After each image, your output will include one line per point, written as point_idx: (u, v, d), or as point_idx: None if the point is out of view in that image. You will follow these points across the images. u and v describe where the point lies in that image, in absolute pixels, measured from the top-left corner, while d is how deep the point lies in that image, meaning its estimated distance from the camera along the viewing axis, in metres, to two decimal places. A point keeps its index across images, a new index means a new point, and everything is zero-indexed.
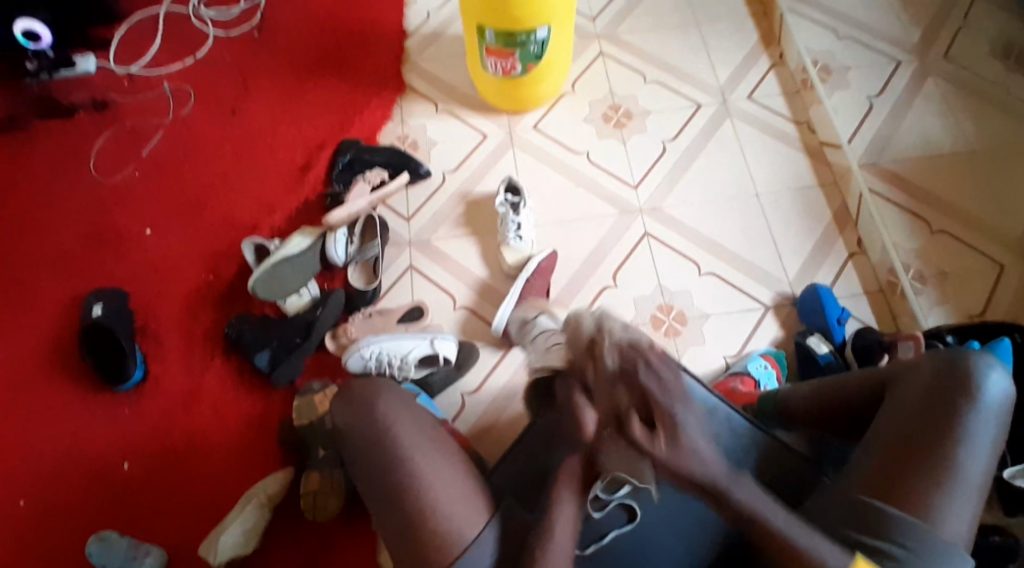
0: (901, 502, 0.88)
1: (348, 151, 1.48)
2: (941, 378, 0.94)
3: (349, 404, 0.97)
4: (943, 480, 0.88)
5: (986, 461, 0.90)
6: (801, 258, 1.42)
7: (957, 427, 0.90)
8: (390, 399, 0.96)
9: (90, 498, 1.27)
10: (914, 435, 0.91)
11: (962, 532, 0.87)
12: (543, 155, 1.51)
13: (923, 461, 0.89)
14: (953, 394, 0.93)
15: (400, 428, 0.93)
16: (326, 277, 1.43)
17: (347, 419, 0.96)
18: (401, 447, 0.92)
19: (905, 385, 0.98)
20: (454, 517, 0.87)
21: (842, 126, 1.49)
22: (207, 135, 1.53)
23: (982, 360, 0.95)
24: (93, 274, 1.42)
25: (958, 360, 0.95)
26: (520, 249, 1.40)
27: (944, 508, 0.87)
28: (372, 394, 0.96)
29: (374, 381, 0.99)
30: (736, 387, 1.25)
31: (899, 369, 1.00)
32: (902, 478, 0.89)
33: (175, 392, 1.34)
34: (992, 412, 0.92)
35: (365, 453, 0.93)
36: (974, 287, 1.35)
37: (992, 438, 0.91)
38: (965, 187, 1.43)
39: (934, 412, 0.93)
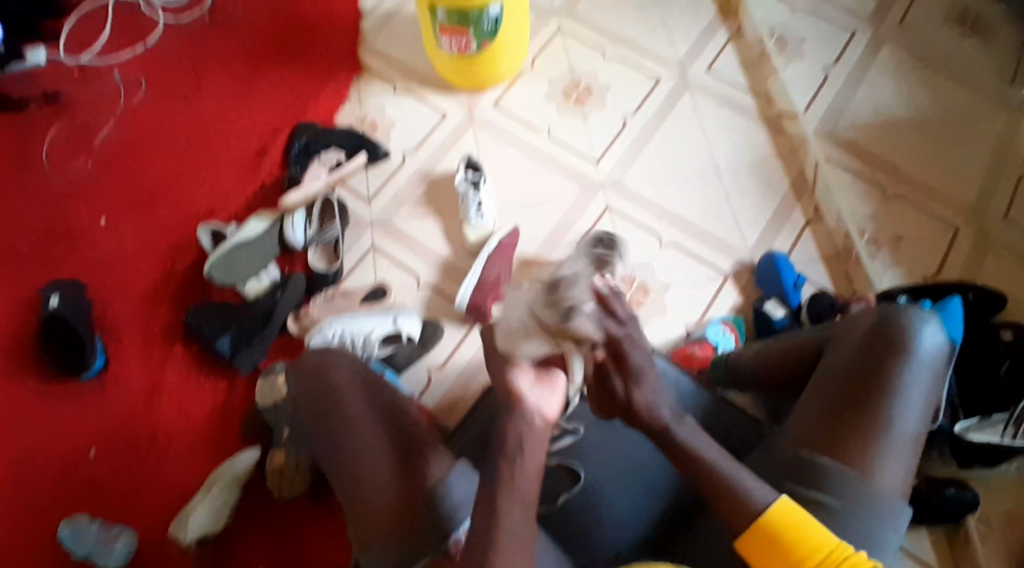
0: (832, 453, 0.90)
1: (304, 134, 1.47)
2: (877, 334, 0.96)
3: (303, 375, 1.03)
4: (872, 428, 0.90)
5: (920, 415, 0.91)
6: (758, 229, 1.44)
7: (889, 379, 0.92)
8: (339, 367, 1.03)
9: (57, 489, 1.27)
10: (846, 388, 0.94)
11: (897, 483, 0.89)
12: (502, 134, 1.51)
13: (853, 412, 0.91)
14: (888, 350, 0.94)
15: (348, 393, 1.00)
16: (287, 260, 1.42)
17: (299, 391, 1.03)
18: (347, 415, 0.98)
19: (842, 341, 1.00)
20: (402, 474, 0.91)
21: (798, 96, 1.52)
22: (163, 122, 1.52)
23: (915, 313, 0.96)
24: (50, 268, 1.41)
25: (894, 317, 0.97)
26: (482, 226, 1.41)
27: (874, 457, 0.88)
28: (321, 365, 1.03)
29: (325, 353, 1.06)
30: (693, 352, 1.30)
31: (838, 328, 1.03)
32: (837, 430, 0.91)
33: (137, 380, 1.34)
34: (927, 365, 0.93)
35: (315, 421, 0.99)
36: (927, 250, 1.38)
37: (928, 391, 0.93)
38: (919, 153, 1.45)
39: (870, 366, 0.94)
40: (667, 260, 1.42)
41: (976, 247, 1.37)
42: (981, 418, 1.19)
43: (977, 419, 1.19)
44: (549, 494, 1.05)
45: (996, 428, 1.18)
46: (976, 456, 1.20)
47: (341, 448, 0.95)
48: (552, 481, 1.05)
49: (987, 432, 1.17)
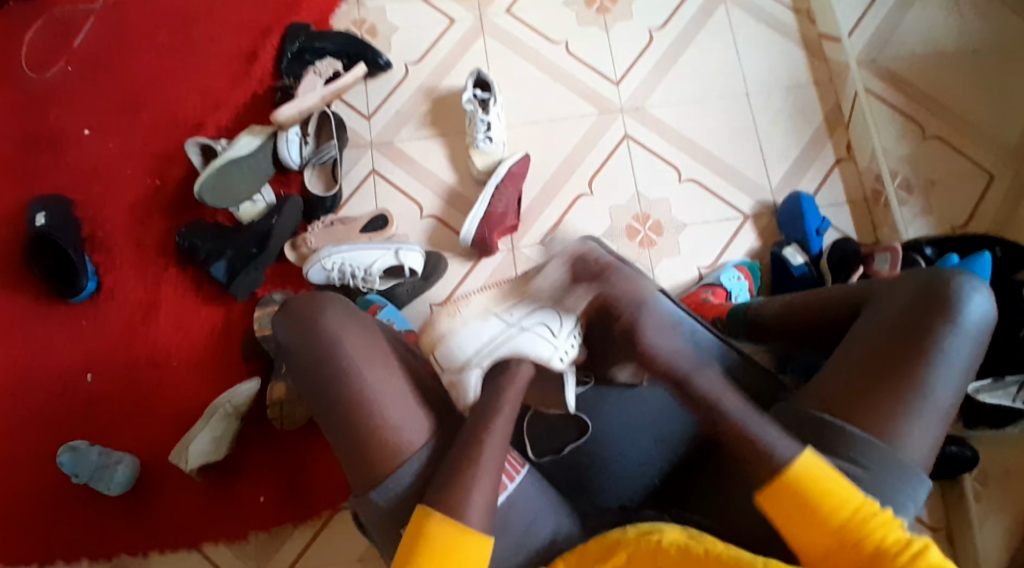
0: (858, 420, 0.84)
1: (297, 38, 1.34)
2: (921, 297, 0.88)
3: (288, 322, 0.88)
4: (906, 398, 0.83)
5: (956, 387, 0.84)
6: (785, 165, 1.35)
7: (929, 345, 0.85)
8: (334, 313, 0.87)
9: (54, 410, 1.25)
10: (880, 352, 0.86)
11: (922, 453, 0.83)
12: (515, 46, 1.38)
13: (886, 380, 0.84)
14: (931, 314, 0.86)
15: (352, 344, 0.86)
16: (282, 181, 1.34)
17: (286, 336, 0.88)
18: (350, 368, 0.84)
19: (880, 299, 0.92)
20: (407, 433, 0.82)
21: (843, 16, 1.37)
22: (144, 20, 1.38)
23: (964, 275, 0.88)
24: (33, 180, 1.32)
25: (942, 279, 0.88)
26: (490, 152, 1.30)
27: (903, 427, 0.83)
28: (313, 309, 0.87)
29: (317, 295, 0.90)
30: (707, 298, 1.24)
31: (876, 284, 0.94)
32: (867, 395, 0.84)
33: (131, 306, 1.29)
34: (971, 333, 0.86)
35: (313, 374, 0.85)
36: (960, 197, 1.30)
37: (967, 359, 0.86)
38: (965, 90, 1.34)
39: (912, 329, 0.86)
40: (689, 195, 1.34)
41: (1012, 197, 1.28)
42: (994, 379, 1.15)
43: (989, 380, 1.15)
44: (554, 441, 0.96)
45: (1008, 391, 1.14)
46: (983, 420, 1.17)
47: (343, 408, 0.83)
48: (559, 429, 0.96)
49: (998, 395, 1.14)
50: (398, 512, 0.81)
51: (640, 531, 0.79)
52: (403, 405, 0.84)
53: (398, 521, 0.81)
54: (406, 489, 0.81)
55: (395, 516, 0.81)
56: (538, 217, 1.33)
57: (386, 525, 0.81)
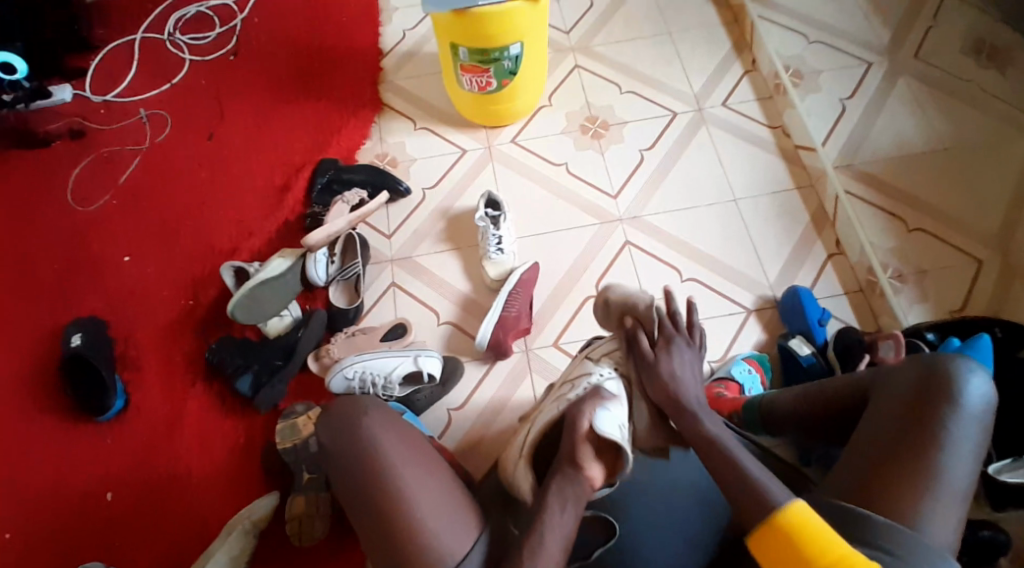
0: (881, 507, 0.86)
1: (326, 171, 1.48)
2: (924, 385, 0.92)
3: (331, 427, 0.91)
4: (925, 482, 0.86)
5: (972, 467, 0.87)
6: (781, 262, 1.43)
7: (936, 428, 0.88)
8: (376, 417, 0.91)
9: (73, 529, 1.24)
10: (893, 439, 0.90)
11: (947, 538, 0.84)
12: (522, 168, 1.51)
13: (902, 463, 0.87)
14: (936, 400, 0.90)
15: (392, 446, 0.88)
16: (308, 297, 1.42)
17: (327, 438, 0.91)
18: (391, 469, 0.86)
19: (888, 388, 0.96)
20: (450, 538, 0.84)
21: (815, 129, 1.52)
22: (185, 159, 1.53)
23: (961, 361, 0.93)
24: (70, 305, 1.40)
25: (939, 366, 0.93)
26: (502, 262, 1.39)
27: (927, 510, 0.85)
28: (356, 413, 0.91)
29: (355, 398, 0.94)
30: (721, 393, 1.26)
31: (882, 371, 0.99)
32: (887, 484, 0.87)
33: (158, 420, 1.32)
34: (976, 416, 0.89)
35: (354, 473, 0.87)
36: (953, 284, 1.36)
37: (977, 442, 0.88)
38: (944, 184, 1.42)
39: (918, 417, 0.90)
40: (694, 296, 1.40)
41: (1003, 280, 1.32)
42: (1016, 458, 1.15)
43: (1009, 461, 1.15)
44: (584, 547, 0.96)
45: None
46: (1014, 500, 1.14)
47: (385, 506, 0.85)
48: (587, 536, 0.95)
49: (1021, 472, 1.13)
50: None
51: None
52: (443, 508, 0.86)
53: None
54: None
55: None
56: (549, 320, 1.39)
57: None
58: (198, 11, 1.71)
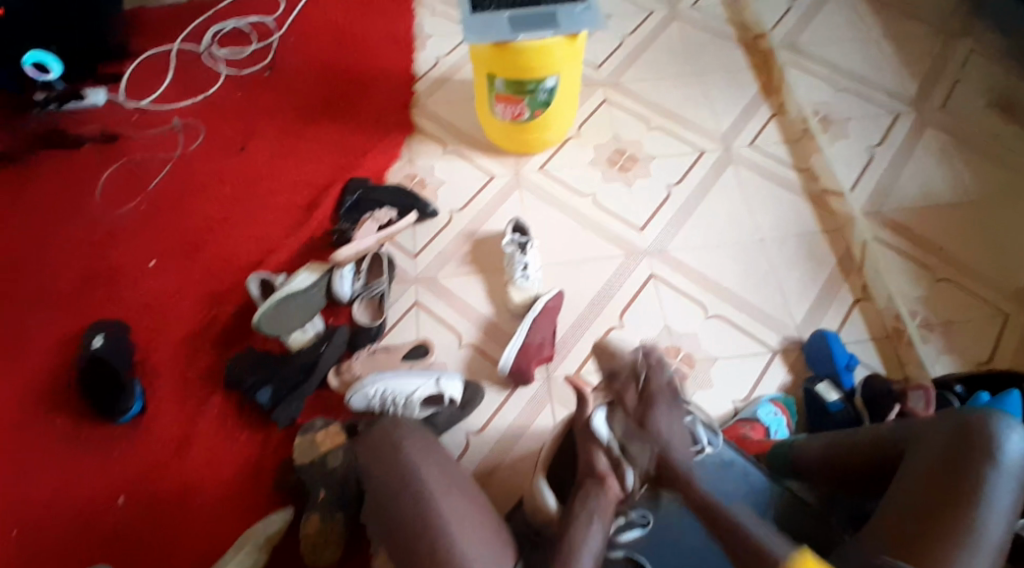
0: (919, 563, 0.85)
1: (356, 190, 1.48)
2: (957, 442, 0.92)
3: (371, 451, 0.97)
4: (959, 538, 0.85)
5: (1006, 524, 0.86)
6: (806, 303, 1.43)
7: (972, 486, 0.88)
8: (415, 443, 0.98)
9: (80, 535, 1.21)
10: (925, 497, 0.89)
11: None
12: (550, 198, 1.52)
13: (942, 521, 0.87)
14: (969, 458, 0.90)
15: (429, 472, 0.94)
16: (331, 313, 1.41)
17: (368, 464, 0.97)
18: (426, 499, 0.91)
19: (922, 445, 0.96)
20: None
21: (843, 176, 1.54)
22: (216, 170, 1.53)
23: (995, 417, 0.92)
24: (93, 307, 1.39)
25: (972, 422, 0.93)
26: (528, 288, 1.39)
27: (960, 567, 0.84)
28: (396, 439, 0.98)
29: (391, 427, 1.00)
30: (747, 434, 1.25)
31: (911, 428, 0.99)
32: (920, 539, 0.87)
33: (172, 429, 1.30)
34: (1012, 473, 0.89)
35: (391, 497, 0.93)
36: (980, 335, 1.36)
37: (1015, 499, 0.88)
38: (969, 237, 1.45)
39: (947, 476, 0.90)
40: (718, 332, 1.40)
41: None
42: None
43: None
44: None
45: None
46: None
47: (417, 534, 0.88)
48: None
49: None
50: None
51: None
52: (477, 539, 0.89)
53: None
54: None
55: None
56: (572, 348, 1.38)
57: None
58: (236, 26, 1.73)
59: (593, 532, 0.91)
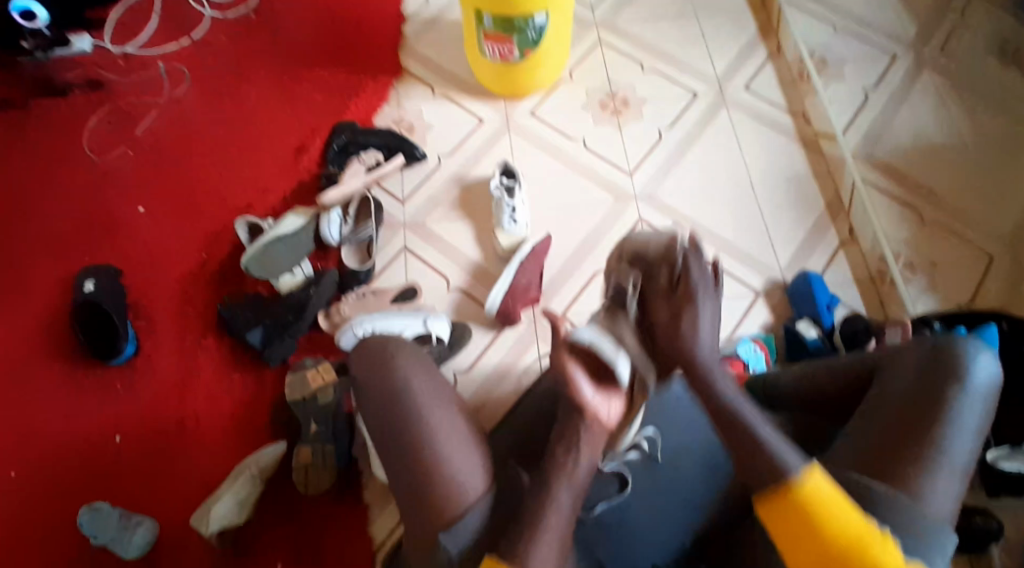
0: (887, 475, 0.89)
1: (342, 134, 1.49)
2: (930, 364, 0.95)
3: (364, 361, 0.99)
4: (928, 453, 0.89)
5: (972, 443, 0.90)
6: (793, 246, 1.44)
7: (940, 411, 0.91)
8: (406, 358, 0.99)
9: (85, 468, 1.27)
10: (899, 414, 0.93)
11: (946, 511, 0.87)
12: (539, 141, 1.52)
13: (909, 439, 0.90)
14: (942, 378, 0.93)
15: (419, 385, 0.96)
16: (320, 258, 1.43)
17: (362, 376, 0.98)
18: (420, 408, 0.94)
19: (896, 367, 0.99)
20: (465, 476, 0.90)
21: (836, 118, 1.52)
22: (204, 115, 1.54)
23: (968, 342, 0.96)
24: (87, 252, 1.42)
25: (948, 346, 0.96)
26: (514, 233, 1.40)
27: (927, 480, 0.87)
28: (389, 355, 0.99)
29: (384, 340, 1.02)
30: (723, 369, 1.27)
31: (889, 354, 1.02)
32: (889, 452, 0.90)
33: (167, 370, 1.34)
34: (979, 398, 0.92)
35: (384, 409, 0.95)
36: (964, 277, 1.38)
37: (979, 423, 0.91)
38: (958, 180, 1.45)
39: (920, 394, 0.93)
40: None
41: (1012, 278, 1.37)
42: (1011, 447, 1.20)
43: (1006, 449, 1.20)
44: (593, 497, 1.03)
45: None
46: (1006, 488, 1.20)
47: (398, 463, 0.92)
48: (599, 487, 1.04)
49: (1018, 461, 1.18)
50: (466, 557, 0.87)
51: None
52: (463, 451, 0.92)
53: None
54: (474, 535, 0.88)
55: (463, 560, 0.87)
56: (559, 291, 1.40)
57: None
58: None
59: (582, 460, 0.88)
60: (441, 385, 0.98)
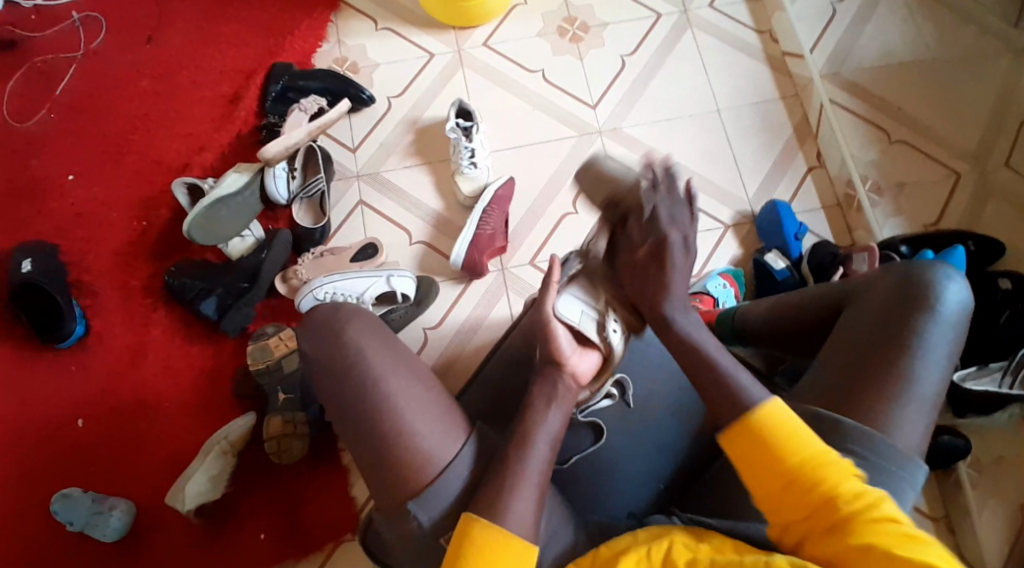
0: (854, 413, 0.86)
1: (280, 78, 1.38)
2: (899, 292, 0.91)
3: (313, 335, 0.87)
4: (896, 387, 0.85)
5: (941, 373, 0.87)
6: (760, 175, 1.40)
7: (909, 337, 0.87)
8: (359, 325, 0.87)
9: (45, 457, 1.22)
10: (865, 345, 0.89)
11: (915, 440, 0.84)
12: (493, 76, 1.42)
13: (876, 372, 0.87)
14: (911, 307, 0.89)
15: (374, 355, 0.85)
16: (269, 218, 1.35)
17: (313, 351, 0.87)
18: (379, 380, 0.83)
19: (865, 296, 0.95)
20: (433, 449, 0.81)
21: (804, 35, 1.44)
22: (126, 66, 1.40)
23: (938, 267, 0.92)
24: (16, 228, 1.32)
25: (917, 272, 0.92)
26: (475, 177, 1.34)
27: (895, 414, 0.85)
28: (338, 322, 0.87)
29: (339, 307, 0.90)
30: (695, 306, 1.26)
31: (858, 283, 0.98)
32: (854, 386, 0.87)
33: (121, 349, 1.28)
34: (949, 323, 0.89)
35: (337, 385, 0.85)
36: (931, 195, 1.35)
37: (949, 348, 0.88)
38: (924, 94, 1.41)
39: (888, 323, 0.90)
40: None
41: (978, 193, 1.34)
42: (980, 367, 1.20)
43: (975, 368, 1.20)
44: (565, 451, 1.02)
45: (994, 378, 1.18)
46: (975, 407, 1.19)
47: None
48: (573, 439, 1.02)
49: (983, 381, 1.18)
50: (440, 526, 0.80)
51: (648, 536, 0.78)
52: (429, 424, 0.82)
53: (438, 541, 0.80)
54: (450, 503, 0.80)
55: (437, 530, 0.80)
56: (525, 237, 1.35)
57: (420, 541, 0.80)
58: None
59: (552, 414, 0.84)
60: (404, 354, 0.87)
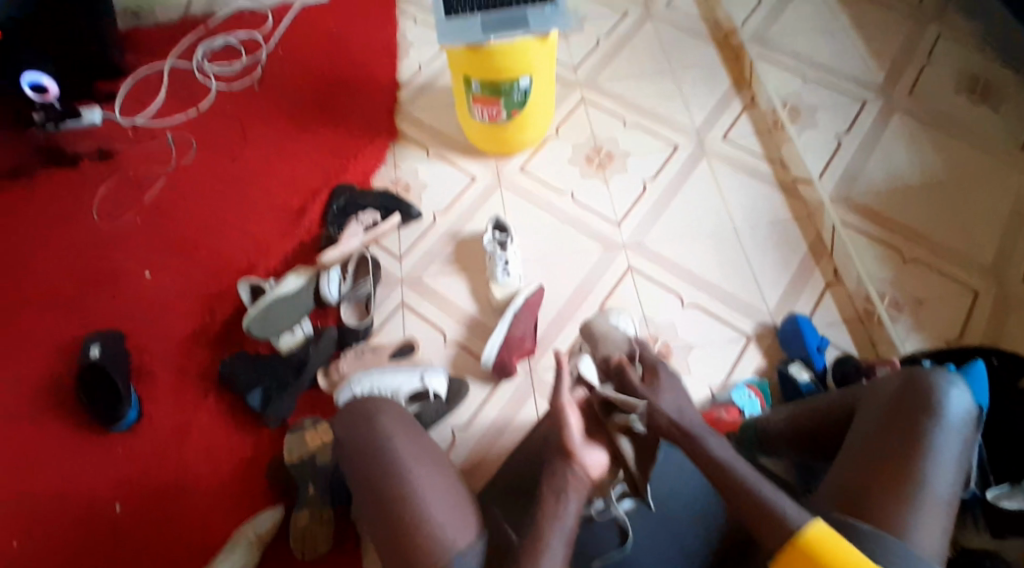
0: (870, 515, 0.85)
1: (341, 196, 1.53)
2: (906, 394, 0.93)
3: (345, 421, 0.99)
4: (908, 491, 0.85)
5: (953, 479, 0.87)
6: (780, 289, 1.47)
7: (920, 442, 0.89)
8: (390, 416, 0.99)
9: (83, 536, 1.27)
10: (876, 449, 0.90)
11: (936, 549, 0.83)
12: (530, 197, 1.57)
13: (888, 476, 0.87)
14: (917, 411, 0.91)
15: (400, 441, 0.96)
16: (320, 315, 1.46)
17: (344, 437, 0.98)
18: (401, 463, 0.93)
19: (874, 401, 0.97)
20: (448, 531, 0.87)
21: (811, 163, 1.58)
22: (205, 181, 1.59)
23: (942, 374, 0.95)
24: (91, 315, 1.45)
25: (922, 377, 0.94)
26: (508, 285, 1.44)
27: (910, 518, 0.84)
28: (370, 413, 0.99)
29: (370, 400, 1.02)
30: (720, 415, 1.28)
31: (868, 389, 1.01)
32: (868, 489, 0.87)
33: (168, 431, 1.35)
34: (956, 429, 0.90)
35: (363, 464, 0.94)
36: (950, 311, 1.40)
37: (959, 455, 0.89)
38: (935, 214, 1.49)
39: (896, 426, 0.91)
40: (694, 321, 1.44)
41: (998, 311, 1.38)
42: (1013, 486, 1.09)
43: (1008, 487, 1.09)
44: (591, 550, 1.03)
45: None
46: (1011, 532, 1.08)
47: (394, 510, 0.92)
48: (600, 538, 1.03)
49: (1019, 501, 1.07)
50: None
51: None
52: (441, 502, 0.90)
53: None
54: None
55: None
56: (553, 340, 1.42)
57: None
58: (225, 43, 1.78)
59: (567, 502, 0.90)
60: (424, 442, 0.98)
